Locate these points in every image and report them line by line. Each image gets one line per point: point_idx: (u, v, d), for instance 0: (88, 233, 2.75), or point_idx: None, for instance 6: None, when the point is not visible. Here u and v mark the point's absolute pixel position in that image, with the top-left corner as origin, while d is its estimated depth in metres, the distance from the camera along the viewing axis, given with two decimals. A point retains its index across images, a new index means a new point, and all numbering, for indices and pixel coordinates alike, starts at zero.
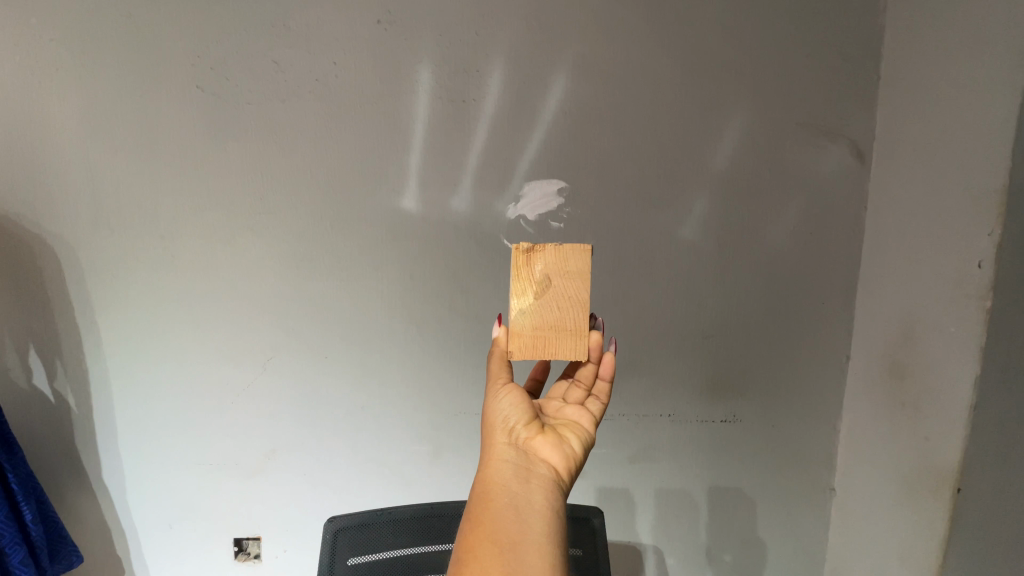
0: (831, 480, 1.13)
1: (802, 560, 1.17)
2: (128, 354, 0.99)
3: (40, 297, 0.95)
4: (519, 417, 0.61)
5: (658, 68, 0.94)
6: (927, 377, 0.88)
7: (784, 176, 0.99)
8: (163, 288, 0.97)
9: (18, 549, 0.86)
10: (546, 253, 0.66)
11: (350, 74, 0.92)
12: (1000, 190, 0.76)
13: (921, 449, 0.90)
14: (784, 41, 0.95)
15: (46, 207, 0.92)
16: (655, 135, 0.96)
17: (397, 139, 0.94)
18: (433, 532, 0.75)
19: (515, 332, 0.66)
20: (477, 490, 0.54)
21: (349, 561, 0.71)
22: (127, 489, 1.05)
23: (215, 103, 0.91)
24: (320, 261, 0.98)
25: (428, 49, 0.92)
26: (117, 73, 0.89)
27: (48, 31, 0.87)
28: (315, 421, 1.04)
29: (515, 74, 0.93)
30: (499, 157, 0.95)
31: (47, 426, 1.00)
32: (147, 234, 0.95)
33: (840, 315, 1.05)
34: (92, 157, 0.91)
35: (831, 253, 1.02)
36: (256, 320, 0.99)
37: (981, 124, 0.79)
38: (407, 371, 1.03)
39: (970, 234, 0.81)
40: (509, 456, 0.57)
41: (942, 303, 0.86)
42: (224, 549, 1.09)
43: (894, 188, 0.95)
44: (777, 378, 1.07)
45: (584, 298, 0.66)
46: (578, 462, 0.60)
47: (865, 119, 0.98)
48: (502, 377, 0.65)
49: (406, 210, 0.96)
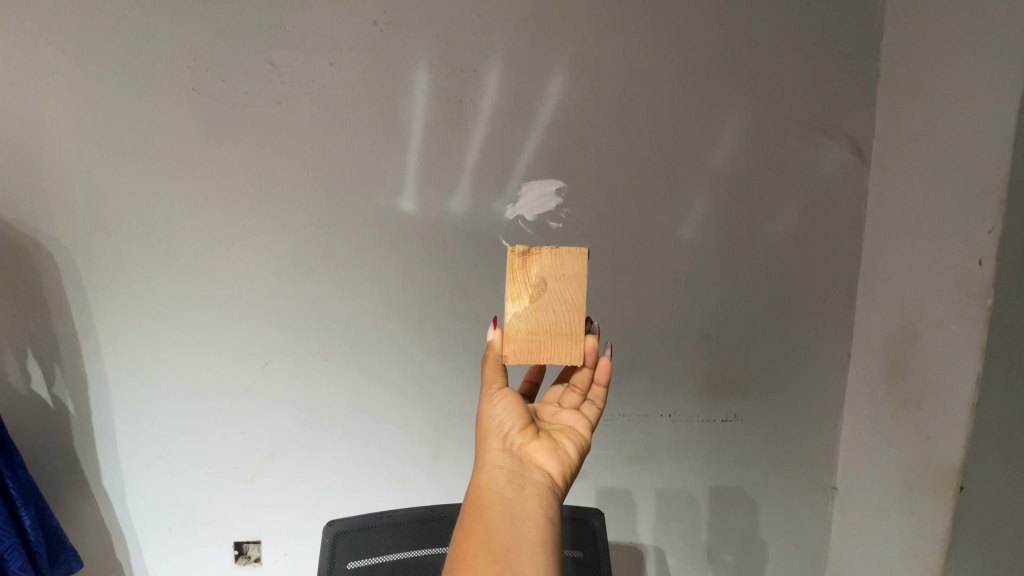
0: (833, 479, 1.12)
1: (803, 562, 1.16)
2: (127, 358, 0.99)
3: (39, 302, 0.95)
4: (514, 423, 0.60)
5: (657, 66, 0.93)
6: (928, 375, 0.87)
7: (785, 174, 0.98)
8: (161, 292, 0.97)
9: (17, 554, 0.86)
10: (542, 256, 0.65)
11: (347, 75, 0.91)
12: (1001, 186, 0.75)
13: (923, 447, 0.89)
14: (785, 37, 0.94)
15: (45, 211, 0.92)
16: (654, 133, 0.95)
17: (394, 140, 0.94)
18: (433, 534, 0.75)
19: (510, 336, 0.65)
20: (471, 498, 0.54)
21: (349, 565, 0.71)
22: (128, 492, 1.05)
23: (211, 106, 0.91)
24: (318, 263, 0.97)
25: (424, 49, 0.91)
26: (114, 78, 0.89)
27: (43, 35, 0.87)
28: (314, 422, 1.04)
29: (512, 74, 0.92)
30: (497, 157, 0.95)
31: (47, 431, 1.01)
32: (146, 238, 0.95)
33: (842, 314, 1.04)
34: (88, 163, 0.91)
35: (832, 251, 1.01)
36: (255, 323, 0.99)
37: (982, 120, 0.78)
38: (406, 372, 1.03)
39: (971, 230, 0.80)
40: (504, 463, 0.56)
41: (943, 301, 0.85)
42: (224, 553, 1.10)
43: (894, 186, 0.94)
44: (778, 377, 1.07)
45: (579, 302, 0.65)
46: (573, 467, 0.60)
47: (867, 116, 0.97)
48: (496, 382, 0.64)
49: (404, 211, 0.96)
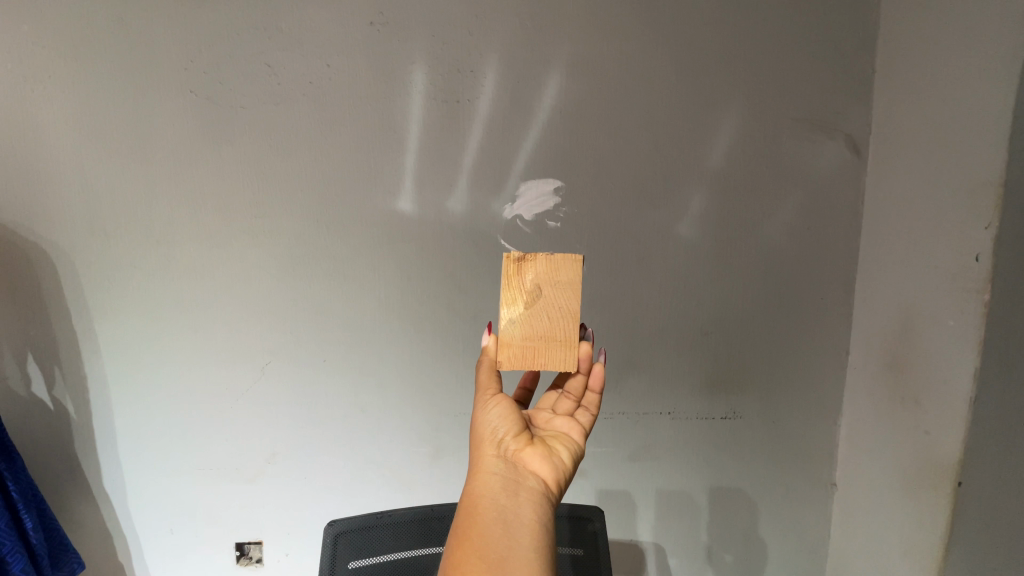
0: (832, 476, 1.12)
1: (802, 559, 1.17)
2: (128, 361, 1.00)
3: (39, 307, 0.96)
4: (508, 428, 0.61)
5: (654, 64, 0.93)
6: (927, 371, 0.87)
7: (784, 171, 0.97)
8: (160, 295, 0.97)
9: (19, 557, 0.87)
10: (536, 262, 0.66)
11: (344, 76, 0.91)
12: (998, 181, 0.74)
13: (922, 443, 0.89)
14: (784, 34, 0.93)
15: (44, 216, 0.93)
16: (652, 131, 0.95)
17: (392, 140, 0.93)
18: (433, 534, 0.76)
19: (504, 342, 0.66)
20: (465, 504, 0.54)
21: (349, 564, 0.72)
22: (129, 494, 1.06)
23: (208, 109, 0.91)
24: (318, 263, 0.97)
25: (422, 49, 0.91)
26: (111, 81, 0.89)
27: (39, 39, 0.87)
28: (316, 420, 1.05)
29: (510, 73, 0.92)
30: (495, 156, 0.94)
31: (48, 435, 1.01)
32: (144, 241, 0.95)
33: (841, 311, 1.04)
34: (86, 166, 0.91)
35: (832, 247, 1.01)
36: (255, 325, 1.00)
37: (979, 116, 0.77)
38: (406, 374, 1.03)
39: (968, 227, 0.79)
40: (498, 468, 0.57)
41: (941, 296, 0.84)
42: (225, 553, 1.11)
43: (893, 184, 0.93)
44: (777, 374, 1.07)
45: (573, 309, 0.66)
46: (567, 474, 0.60)
47: (866, 112, 0.96)
48: (491, 388, 0.65)
49: (402, 211, 0.96)
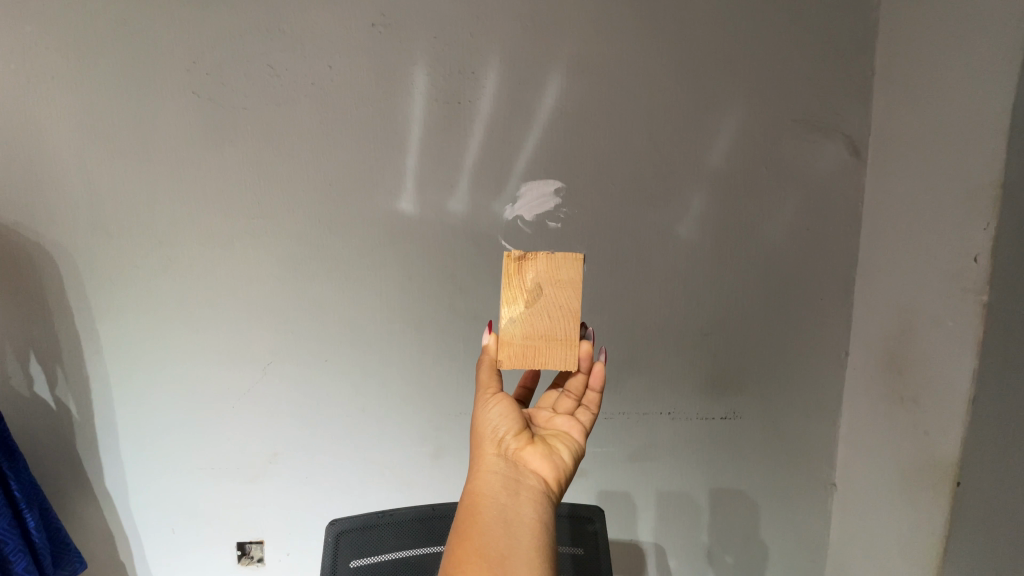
0: (832, 476, 1.12)
1: (802, 559, 1.17)
2: (129, 360, 1.00)
3: (40, 306, 0.96)
4: (509, 427, 0.61)
5: (654, 65, 0.93)
6: (926, 372, 0.87)
7: (783, 172, 0.97)
8: (162, 295, 0.98)
9: (21, 556, 0.87)
10: (537, 261, 0.66)
11: (345, 77, 0.91)
12: (996, 182, 0.75)
13: (921, 443, 0.89)
14: (784, 35, 0.93)
15: (46, 215, 0.93)
16: (652, 131, 0.95)
17: (393, 141, 0.94)
18: (434, 533, 0.76)
19: (505, 341, 0.66)
20: (466, 503, 0.55)
21: (350, 563, 0.72)
22: (131, 493, 1.06)
23: (210, 110, 0.91)
24: (319, 264, 0.98)
25: (423, 50, 0.91)
26: (113, 81, 0.89)
27: (42, 39, 0.87)
28: (317, 420, 1.05)
29: (511, 74, 0.92)
30: (496, 156, 0.95)
31: (49, 434, 1.02)
32: (146, 241, 0.95)
33: (841, 312, 1.04)
34: (88, 166, 0.92)
35: (831, 247, 1.01)
36: (256, 325, 1.00)
37: (978, 117, 0.77)
38: (407, 374, 1.04)
39: (967, 227, 0.79)
40: (498, 467, 0.57)
41: (940, 297, 0.84)
42: (226, 552, 1.11)
43: (892, 185, 0.93)
44: (777, 374, 1.07)
45: (573, 308, 0.66)
46: (567, 473, 0.60)
47: (866, 112, 0.96)
48: (491, 387, 0.65)
49: (403, 211, 0.96)
